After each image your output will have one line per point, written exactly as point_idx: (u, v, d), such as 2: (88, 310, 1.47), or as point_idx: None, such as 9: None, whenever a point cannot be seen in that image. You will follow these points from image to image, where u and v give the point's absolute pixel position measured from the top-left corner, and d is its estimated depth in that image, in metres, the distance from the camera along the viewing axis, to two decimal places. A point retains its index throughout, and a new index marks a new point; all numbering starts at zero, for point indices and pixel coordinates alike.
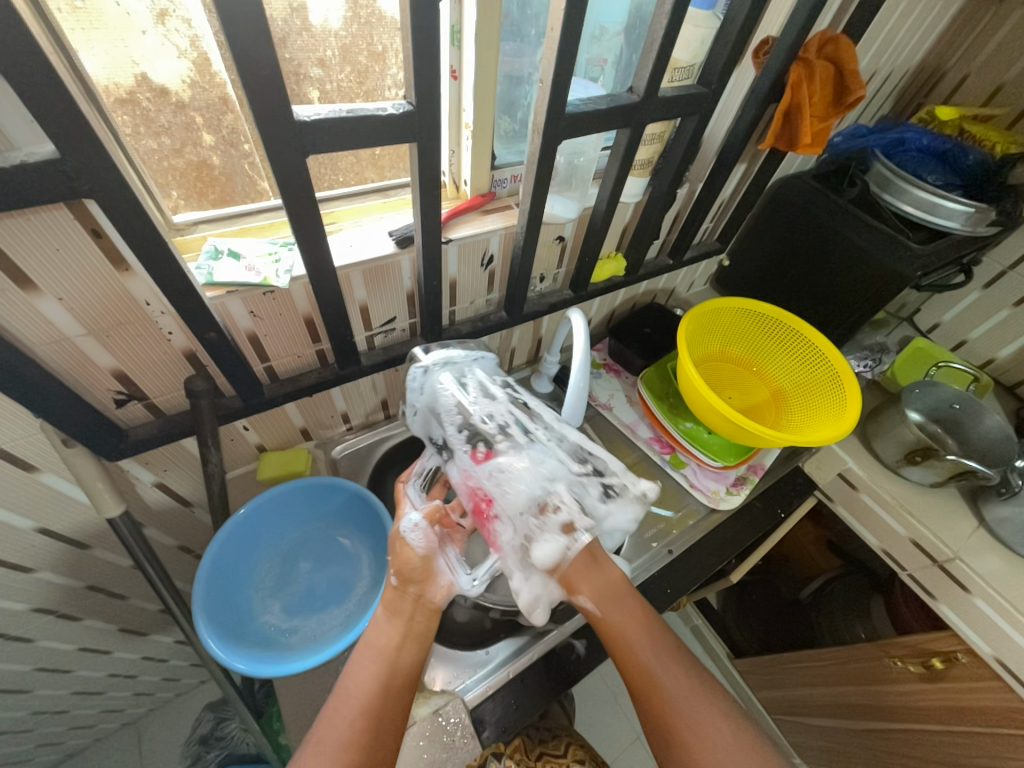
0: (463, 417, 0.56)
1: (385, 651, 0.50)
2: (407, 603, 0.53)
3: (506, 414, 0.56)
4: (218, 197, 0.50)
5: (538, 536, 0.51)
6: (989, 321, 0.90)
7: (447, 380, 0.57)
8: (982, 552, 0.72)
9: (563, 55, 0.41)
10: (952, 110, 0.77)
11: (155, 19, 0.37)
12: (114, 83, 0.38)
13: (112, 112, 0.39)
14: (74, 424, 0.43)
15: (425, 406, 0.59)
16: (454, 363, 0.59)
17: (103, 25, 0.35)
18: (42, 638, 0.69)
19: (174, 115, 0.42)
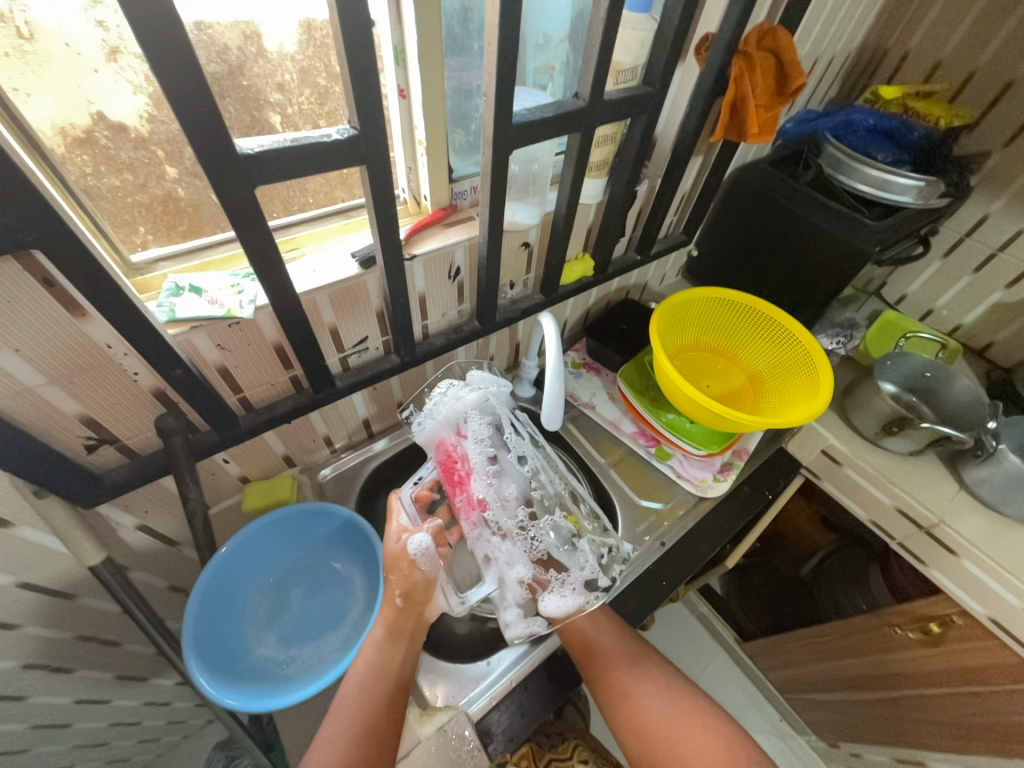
0: (494, 449, 0.60)
1: (385, 669, 0.53)
2: (408, 623, 0.55)
3: (533, 458, 0.63)
4: (188, 229, 0.49)
5: (555, 586, 0.57)
6: (952, 289, 0.92)
7: (476, 400, 0.60)
8: (965, 514, 0.73)
9: (503, 69, 0.41)
10: (894, 89, 0.79)
11: (107, 57, 0.37)
12: (70, 123, 0.38)
13: (72, 153, 0.39)
14: (44, 475, 0.42)
15: (444, 421, 0.59)
16: (485, 392, 0.60)
17: (53, 66, 0.35)
18: (36, 694, 0.67)
19: (135, 151, 0.42)
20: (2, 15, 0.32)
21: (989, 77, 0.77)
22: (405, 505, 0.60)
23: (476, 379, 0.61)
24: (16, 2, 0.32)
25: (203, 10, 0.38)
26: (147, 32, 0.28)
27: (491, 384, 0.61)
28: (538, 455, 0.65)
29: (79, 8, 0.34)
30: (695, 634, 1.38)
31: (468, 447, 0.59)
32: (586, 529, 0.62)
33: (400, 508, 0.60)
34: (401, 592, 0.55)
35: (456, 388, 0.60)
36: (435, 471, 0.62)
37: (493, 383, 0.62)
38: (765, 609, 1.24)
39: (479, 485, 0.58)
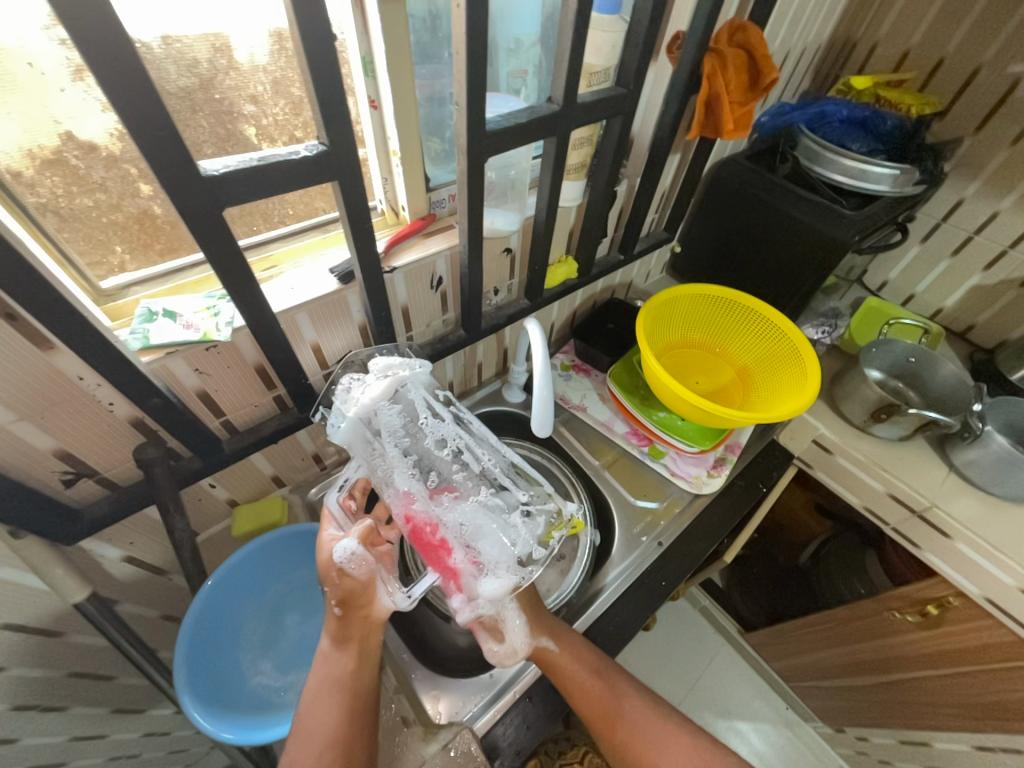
0: (411, 438, 0.57)
1: (343, 679, 0.51)
2: (354, 629, 0.53)
3: (458, 439, 0.60)
4: (166, 246, 0.48)
5: (494, 569, 0.53)
6: (932, 274, 0.93)
7: (383, 392, 0.53)
8: (956, 497, 0.74)
9: (473, 78, 0.41)
10: (866, 79, 0.80)
11: (73, 76, 0.36)
12: (38, 145, 0.36)
13: (41, 175, 0.38)
14: (20, 515, 0.41)
15: (354, 420, 0.53)
16: (396, 378, 0.54)
17: (18, 90, 0.34)
18: (27, 736, 0.65)
19: (107, 171, 0.40)
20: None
21: (957, 64, 0.78)
22: (334, 514, 0.57)
23: (385, 367, 0.54)
24: None
25: (170, 22, 0.37)
26: (100, 58, 0.27)
27: (401, 367, 0.54)
28: (463, 433, 0.61)
29: (39, 26, 0.33)
30: (698, 627, 1.38)
31: (383, 442, 0.56)
32: (521, 500, 0.60)
33: (334, 519, 0.56)
34: (337, 599, 0.53)
35: (360, 382, 0.53)
36: (362, 468, 0.58)
37: (402, 364, 0.55)
38: (765, 599, 1.24)
39: (399, 474, 0.56)
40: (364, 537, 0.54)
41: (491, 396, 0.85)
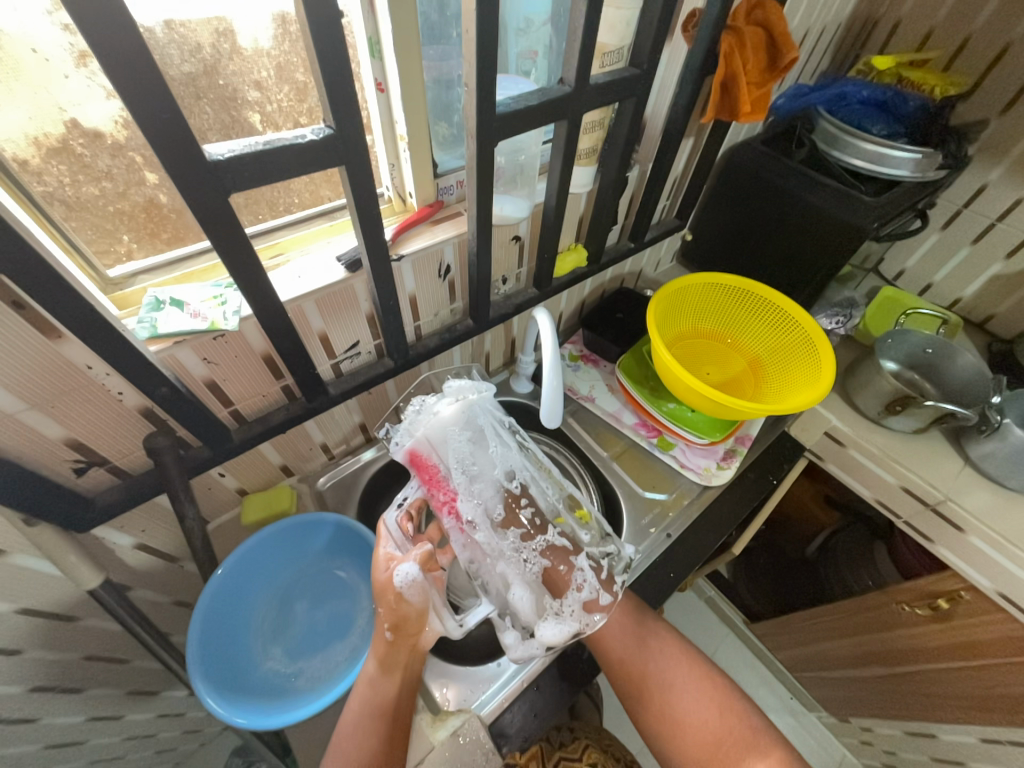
0: (475, 465, 0.61)
1: (385, 706, 0.53)
2: (400, 657, 0.55)
3: (520, 469, 0.64)
4: (173, 235, 0.48)
5: (553, 608, 0.58)
6: (951, 262, 0.91)
7: (454, 414, 0.59)
8: (971, 490, 0.73)
9: (483, 58, 0.40)
10: (887, 58, 0.77)
11: (76, 61, 0.35)
12: (43, 133, 0.36)
13: (49, 163, 0.37)
14: (33, 503, 0.41)
15: (422, 438, 0.59)
16: (464, 402, 0.60)
17: (23, 75, 0.33)
18: (46, 716, 0.67)
19: (114, 158, 0.40)
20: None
21: (985, 42, 0.75)
22: (392, 532, 0.59)
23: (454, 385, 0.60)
24: None
25: (173, 7, 0.37)
26: (99, 37, 0.26)
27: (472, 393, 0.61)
28: (527, 464, 0.65)
29: (42, 11, 0.32)
30: (704, 617, 1.39)
31: (448, 460, 0.60)
32: (583, 543, 0.63)
33: (393, 537, 0.58)
34: (393, 624, 0.55)
35: (433, 402, 0.60)
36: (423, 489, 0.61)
37: (472, 389, 0.61)
38: (772, 591, 1.24)
39: (463, 495, 0.61)
40: (423, 563, 0.56)
41: (498, 387, 0.84)
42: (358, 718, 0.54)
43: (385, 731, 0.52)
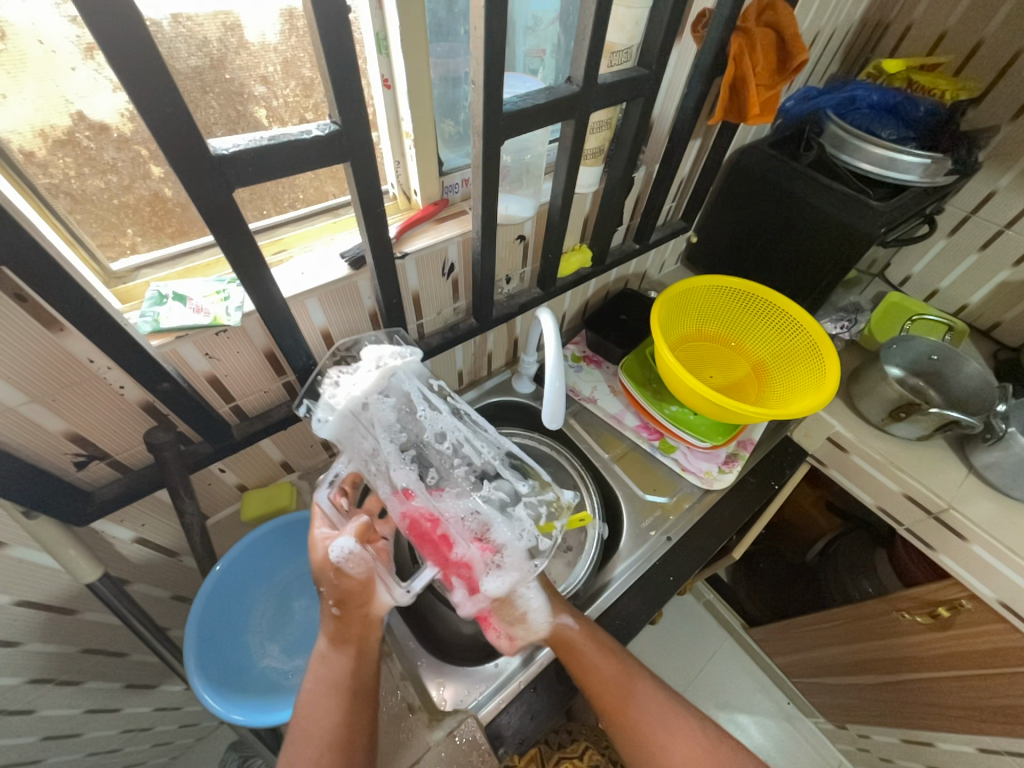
0: (407, 434, 0.51)
1: (343, 680, 0.51)
2: (352, 628, 0.53)
3: (457, 432, 0.54)
4: (176, 230, 0.47)
5: (494, 564, 0.54)
6: (958, 269, 0.90)
7: (376, 384, 0.46)
8: (974, 499, 0.72)
9: (491, 54, 0.39)
10: (898, 62, 0.76)
11: (83, 55, 0.35)
12: (50, 126, 0.36)
13: (54, 155, 0.37)
14: (31, 496, 0.41)
15: (345, 415, 0.46)
16: (386, 369, 0.46)
17: (30, 68, 0.33)
18: (43, 707, 0.67)
19: (119, 152, 0.40)
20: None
21: (997, 47, 0.74)
22: (324, 510, 0.55)
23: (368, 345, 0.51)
24: None
25: (180, 1, 0.36)
26: (108, 31, 0.26)
27: (396, 359, 0.47)
28: (460, 426, 0.55)
29: (50, 3, 0.32)
30: (702, 621, 1.38)
31: (373, 433, 0.49)
32: (521, 493, 0.57)
33: (327, 515, 0.55)
34: (338, 599, 0.53)
35: (349, 373, 0.47)
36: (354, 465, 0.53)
37: (394, 355, 0.47)
38: (770, 595, 1.23)
39: (392, 465, 0.51)
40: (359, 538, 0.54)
41: (500, 387, 0.83)
42: (310, 697, 0.51)
43: (340, 705, 0.50)
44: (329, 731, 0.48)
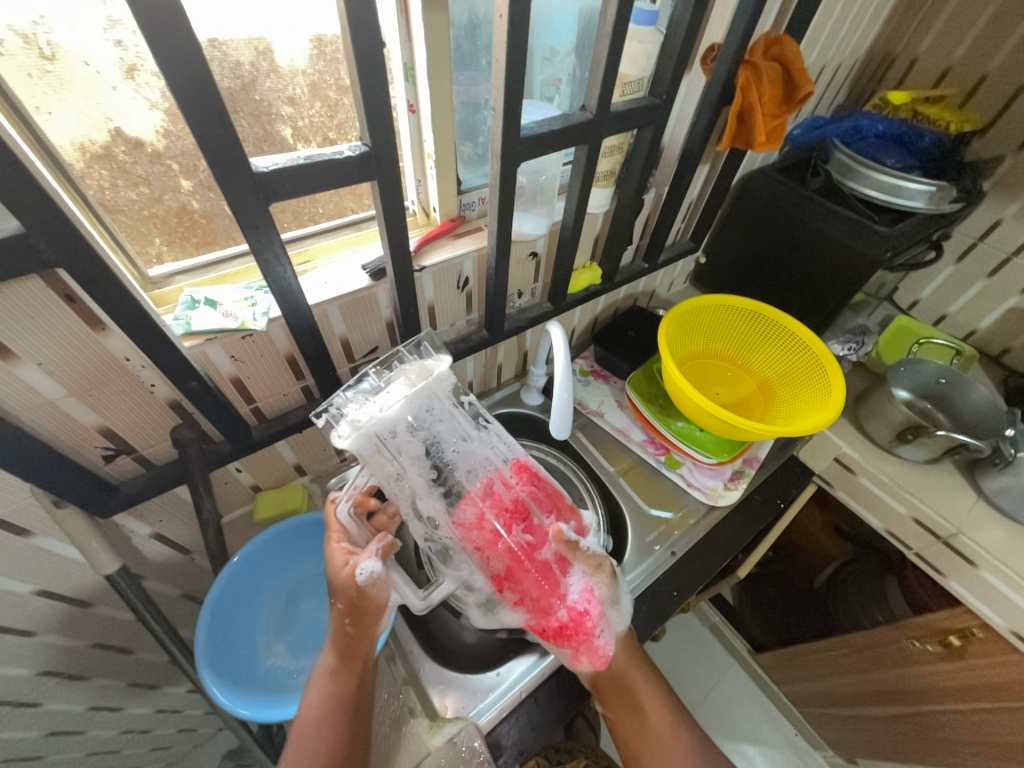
0: (434, 461, 0.52)
1: (348, 697, 0.50)
2: (362, 648, 0.51)
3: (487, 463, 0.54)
4: (202, 239, 0.50)
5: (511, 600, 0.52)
6: (966, 294, 0.91)
7: (402, 406, 0.48)
8: (984, 524, 0.72)
9: (511, 84, 0.42)
10: (903, 94, 0.79)
11: (126, 75, 0.38)
12: (89, 139, 0.39)
13: (91, 168, 0.40)
14: (62, 486, 0.44)
15: (367, 434, 0.46)
16: (414, 391, 0.48)
17: (72, 86, 0.36)
18: (50, 702, 0.68)
19: (151, 165, 0.43)
20: (28, 38, 0.33)
21: (1001, 81, 0.77)
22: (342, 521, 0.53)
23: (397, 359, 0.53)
24: (41, 26, 0.33)
25: (218, 27, 0.40)
26: (168, 59, 0.29)
27: (423, 377, 0.50)
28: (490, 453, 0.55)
29: (99, 29, 0.35)
30: (707, 644, 1.35)
31: (401, 459, 0.50)
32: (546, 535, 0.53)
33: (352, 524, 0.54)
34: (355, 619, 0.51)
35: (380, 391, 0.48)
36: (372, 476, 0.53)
37: (421, 373, 0.50)
38: (778, 620, 1.21)
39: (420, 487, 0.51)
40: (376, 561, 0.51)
41: (508, 398, 0.85)
42: (316, 711, 0.49)
43: (348, 719, 0.49)
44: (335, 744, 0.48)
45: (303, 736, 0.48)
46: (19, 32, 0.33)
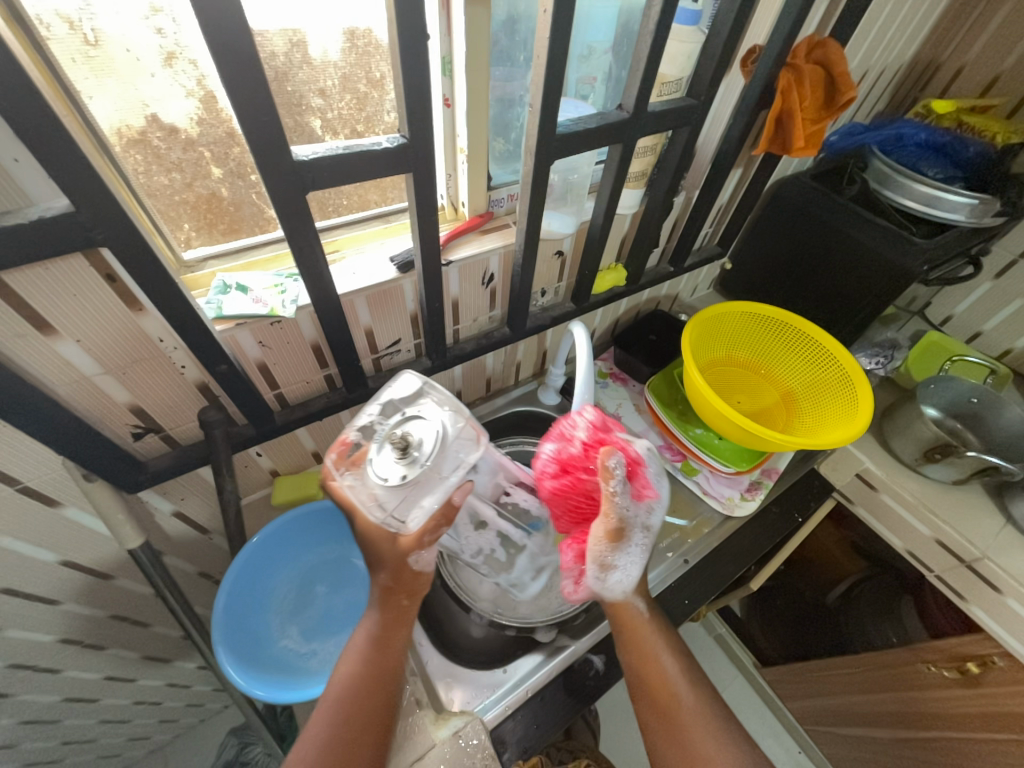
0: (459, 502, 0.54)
1: (391, 656, 0.49)
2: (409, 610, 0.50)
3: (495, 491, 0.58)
4: (228, 227, 0.51)
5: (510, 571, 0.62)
6: (1003, 312, 0.88)
7: (423, 484, 0.44)
8: (1013, 550, 0.69)
9: (551, 79, 0.42)
10: (948, 103, 0.76)
11: (166, 62, 0.38)
12: (128, 125, 0.40)
13: (126, 152, 0.41)
14: (94, 460, 0.45)
15: (394, 512, 0.45)
16: (431, 462, 0.44)
17: (114, 71, 0.37)
18: (68, 668, 0.70)
19: (186, 152, 0.43)
20: (75, 23, 0.34)
21: None
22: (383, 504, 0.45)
23: (417, 387, 0.49)
24: (87, 12, 0.34)
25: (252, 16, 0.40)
26: (220, 47, 0.29)
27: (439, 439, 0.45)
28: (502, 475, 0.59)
29: (142, 15, 0.36)
30: (712, 655, 1.34)
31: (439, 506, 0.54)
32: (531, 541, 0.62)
33: (376, 515, 0.45)
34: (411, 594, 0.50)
35: (397, 466, 0.43)
36: (419, 492, 0.45)
37: (440, 431, 0.45)
38: (788, 635, 1.19)
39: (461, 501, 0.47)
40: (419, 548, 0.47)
41: (524, 396, 0.84)
42: (354, 676, 0.47)
43: (374, 704, 0.46)
44: (354, 727, 0.45)
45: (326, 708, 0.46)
46: (66, 17, 0.34)
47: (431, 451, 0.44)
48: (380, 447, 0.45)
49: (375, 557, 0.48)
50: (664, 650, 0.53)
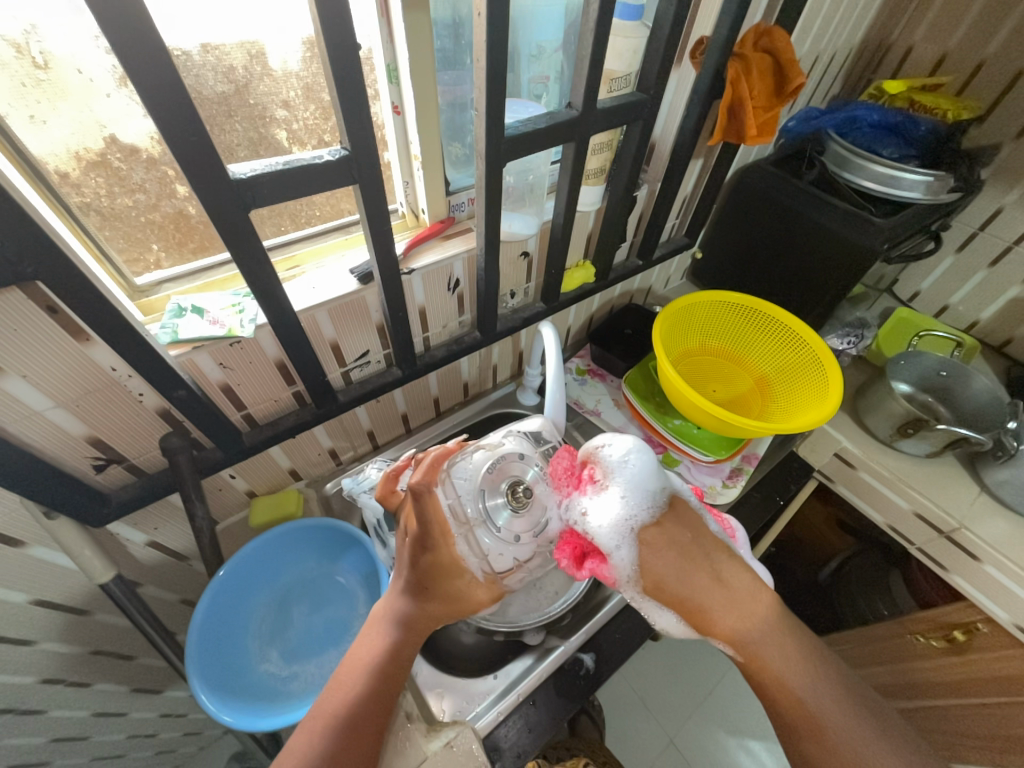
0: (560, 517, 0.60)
1: (391, 667, 0.46)
2: (429, 621, 0.48)
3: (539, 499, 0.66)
4: (199, 245, 0.50)
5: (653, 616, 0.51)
6: (967, 285, 0.90)
7: (518, 550, 0.54)
8: (986, 518, 0.71)
9: (492, 82, 0.41)
10: (899, 83, 0.78)
11: (117, 82, 0.38)
12: (84, 148, 0.39)
13: (87, 176, 0.40)
14: (53, 497, 0.44)
15: (484, 555, 0.52)
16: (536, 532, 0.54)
17: (69, 96, 0.36)
18: (53, 708, 0.68)
19: (147, 172, 0.43)
20: (20, 48, 0.33)
21: (1000, 68, 0.75)
22: (475, 545, 0.51)
23: (535, 428, 0.61)
24: (32, 35, 0.33)
25: (208, 31, 0.39)
26: (142, 71, 0.28)
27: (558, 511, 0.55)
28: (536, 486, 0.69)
29: (90, 37, 0.35)
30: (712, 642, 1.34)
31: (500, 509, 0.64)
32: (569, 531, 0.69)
33: (467, 553, 0.50)
34: (442, 618, 0.49)
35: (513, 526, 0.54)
36: (515, 546, 0.53)
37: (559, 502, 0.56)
38: None
39: (532, 568, 0.55)
40: (484, 600, 0.51)
41: (505, 398, 0.85)
42: (361, 692, 0.44)
43: (377, 717, 0.43)
44: (355, 740, 0.42)
45: (321, 720, 0.42)
46: (12, 42, 0.33)
47: (537, 504, 0.55)
48: (493, 483, 0.55)
49: (431, 582, 0.49)
50: (785, 663, 0.44)
